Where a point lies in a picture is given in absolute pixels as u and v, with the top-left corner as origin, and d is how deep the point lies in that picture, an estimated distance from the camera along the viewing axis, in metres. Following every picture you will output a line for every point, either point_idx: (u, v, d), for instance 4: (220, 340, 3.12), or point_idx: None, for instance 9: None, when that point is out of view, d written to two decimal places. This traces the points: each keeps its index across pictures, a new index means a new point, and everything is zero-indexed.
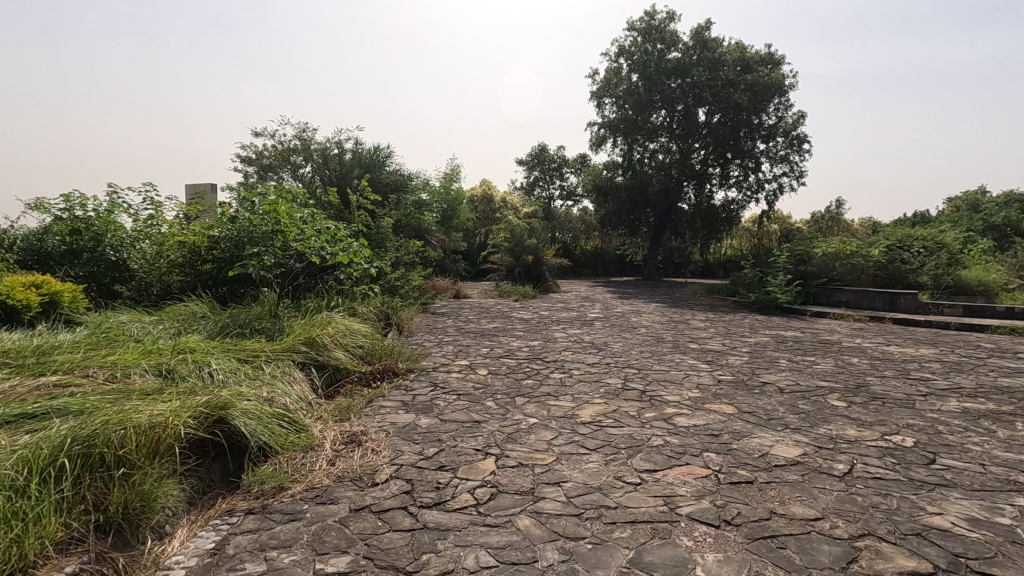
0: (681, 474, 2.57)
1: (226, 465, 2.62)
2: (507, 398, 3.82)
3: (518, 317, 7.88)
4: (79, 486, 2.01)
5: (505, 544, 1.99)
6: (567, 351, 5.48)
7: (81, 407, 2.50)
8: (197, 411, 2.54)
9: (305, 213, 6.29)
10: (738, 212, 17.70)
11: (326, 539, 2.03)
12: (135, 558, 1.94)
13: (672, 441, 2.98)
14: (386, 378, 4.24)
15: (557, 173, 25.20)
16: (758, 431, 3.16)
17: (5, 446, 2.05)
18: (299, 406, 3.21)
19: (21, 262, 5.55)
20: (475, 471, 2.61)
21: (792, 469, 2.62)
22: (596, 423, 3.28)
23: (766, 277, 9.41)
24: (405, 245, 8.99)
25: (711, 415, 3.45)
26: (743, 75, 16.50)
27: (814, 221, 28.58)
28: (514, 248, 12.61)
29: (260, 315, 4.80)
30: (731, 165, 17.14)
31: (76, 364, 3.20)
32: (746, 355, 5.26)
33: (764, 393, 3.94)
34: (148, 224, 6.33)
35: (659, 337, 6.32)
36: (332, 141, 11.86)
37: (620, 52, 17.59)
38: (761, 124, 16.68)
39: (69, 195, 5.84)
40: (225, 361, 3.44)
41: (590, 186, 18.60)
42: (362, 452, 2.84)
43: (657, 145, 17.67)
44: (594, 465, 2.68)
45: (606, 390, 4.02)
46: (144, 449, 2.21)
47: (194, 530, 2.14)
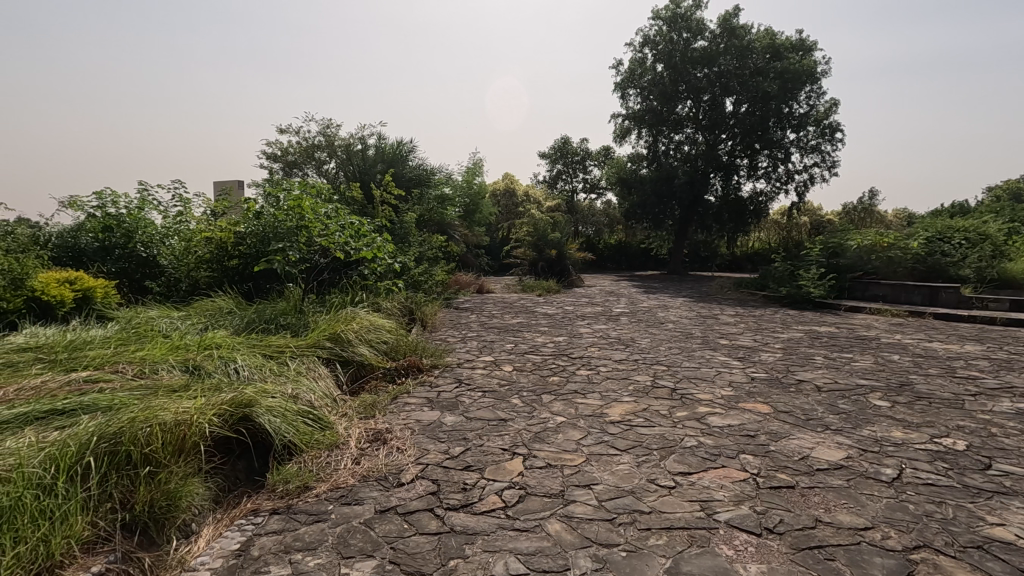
0: (718, 477, 2.45)
1: (251, 463, 2.60)
2: (533, 395, 3.74)
3: (542, 313, 7.79)
4: (105, 484, 1.99)
5: (535, 550, 1.91)
6: (593, 347, 5.36)
7: (109, 404, 2.50)
8: (222, 409, 2.54)
9: (329, 208, 6.30)
10: (767, 204, 17.25)
11: (351, 542, 1.98)
12: (162, 558, 1.92)
13: (706, 442, 2.87)
14: (411, 374, 4.20)
15: (580, 167, 24.94)
16: (796, 432, 3.02)
17: (34, 443, 2.05)
18: (324, 403, 3.18)
19: (55, 259, 5.66)
20: (502, 472, 2.54)
21: (836, 473, 2.48)
22: (626, 422, 3.18)
23: (797, 270, 9.13)
24: (428, 241, 8.97)
25: (746, 414, 3.31)
26: (773, 63, 16.04)
27: (845, 213, 27.80)
28: (537, 242, 12.52)
29: (286, 310, 4.79)
30: (760, 156, 16.72)
31: (106, 359, 3.22)
32: (780, 352, 5.08)
33: (801, 392, 3.78)
34: (178, 220, 6.43)
35: (688, 333, 6.16)
36: (356, 137, 11.91)
37: (644, 42, 17.27)
38: (792, 112, 16.20)
39: (101, 192, 5.93)
40: (251, 357, 3.43)
41: (614, 179, 18.32)
42: (387, 451, 2.79)
43: (683, 136, 17.32)
44: (626, 467, 2.58)
45: (634, 388, 3.91)
46: (169, 447, 2.20)
47: (220, 530, 2.11)
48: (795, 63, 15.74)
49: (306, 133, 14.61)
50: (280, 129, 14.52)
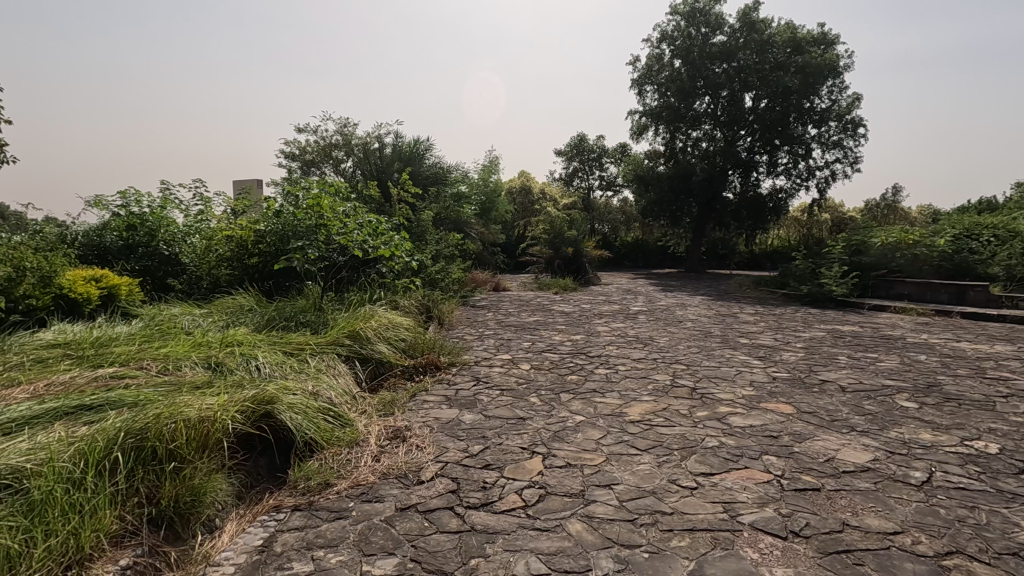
0: (741, 478, 2.42)
1: (272, 459, 2.63)
2: (552, 394, 3.72)
3: (560, 311, 7.75)
4: (133, 479, 2.03)
5: (556, 550, 1.90)
6: (611, 345, 5.32)
7: (135, 399, 2.55)
8: (244, 406, 2.57)
9: (348, 207, 6.35)
10: (787, 202, 16.97)
11: (372, 539, 1.98)
12: (187, 553, 1.95)
13: (728, 443, 2.83)
14: (429, 372, 4.22)
15: (597, 164, 24.80)
16: (821, 433, 2.96)
17: (63, 437, 2.09)
18: (344, 400, 3.21)
19: (82, 257, 5.78)
20: (522, 471, 2.52)
21: (863, 476, 2.43)
22: (646, 422, 3.14)
23: (819, 268, 8.96)
24: (444, 239, 9.00)
25: (769, 415, 3.26)
26: (794, 57, 15.76)
27: (866, 211, 27.35)
28: (553, 240, 12.49)
29: (305, 308, 4.84)
30: (780, 152, 16.45)
31: (131, 356, 3.28)
32: (801, 351, 5.00)
33: (825, 393, 3.71)
34: (199, 219, 6.54)
35: (707, 332, 6.08)
36: (373, 136, 11.99)
37: (662, 37, 17.10)
38: (813, 107, 15.91)
39: (126, 191, 6.05)
40: (271, 354, 3.47)
41: (631, 176, 18.18)
42: (407, 448, 2.80)
43: (701, 133, 17.11)
44: (646, 467, 2.55)
45: (653, 387, 3.86)
46: (193, 443, 2.23)
47: (243, 525, 2.13)
48: (817, 57, 15.46)
49: (324, 131, 14.76)
50: (298, 128, 14.69)
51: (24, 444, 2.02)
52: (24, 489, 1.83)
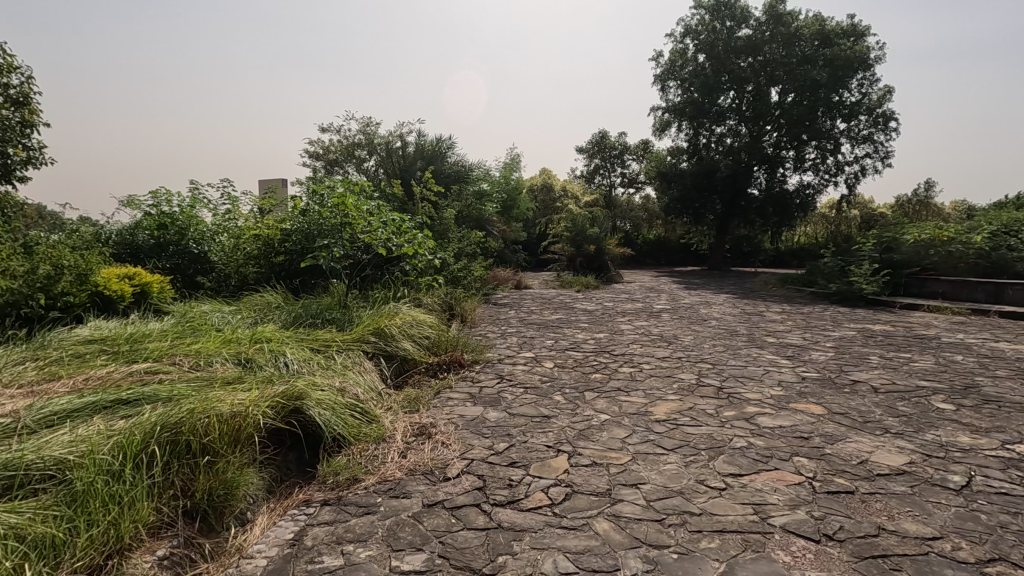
0: (771, 480, 2.37)
1: (301, 455, 2.68)
2: (576, 392, 3.71)
3: (582, 309, 7.71)
4: (168, 472, 2.09)
5: (584, 549, 1.89)
6: (634, 344, 5.27)
7: (169, 394, 2.61)
8: (275, 402, 2.62)
9: (371, 205, 6.42)
10: (814, 198, 16.58)
11: (400, 535, 2.00)
12: (220, 545, 2.00)
13: (757, 443, 2.78)
14: (452, 370, 4.24)
15: (618, 161, 24.61)
16: (853, 435, 2.90)
17: (103, 431, 2.15)
18: (370, 397, 3.24)
19: (116, 255, 5.96)
20: (548, 469, 2.52)
21: (898, 479, 2.37)
22: (671, 422, 3.11)
23: (848, 266, 8.75)
24: (467, 237, 9.03)
25: (798, 415, 3.20)
26: (822, 50, 15.41)
27: (897, 207, 26.69)
28: (575, 237, 12.43)
29: (331, 305, 4.91)
30: (807, 147, 16.10)
31: (164, 352, 3.36)
32: (831, 351, 4.90)
33: (857, 393, 3.62)
34: (227, 218, 6.69)
35: (732, 331, 5.99)
36: (395, 134, 12.12)
37: (686, 32, 16.88)
38: (842, 101, 15.53)
39: (157, 191, 6.21)
40: (298, 351, 3.52)
41: (654, 173, 18.01)
42: (432, 445, 2.82)
43: (725, 128, 16.84)
44: (673, 467, 2.53)
45: (678, 386, 3.82)
46: (226, 438, 2.28)
47: (274, 519, 2.17)
48: (847, 49, 15.08)
49: (347, 131, 14.98)
50: (322, 128, 14.92)
51: (65, 437, 2.09)
52: (67, 480, 1.90)
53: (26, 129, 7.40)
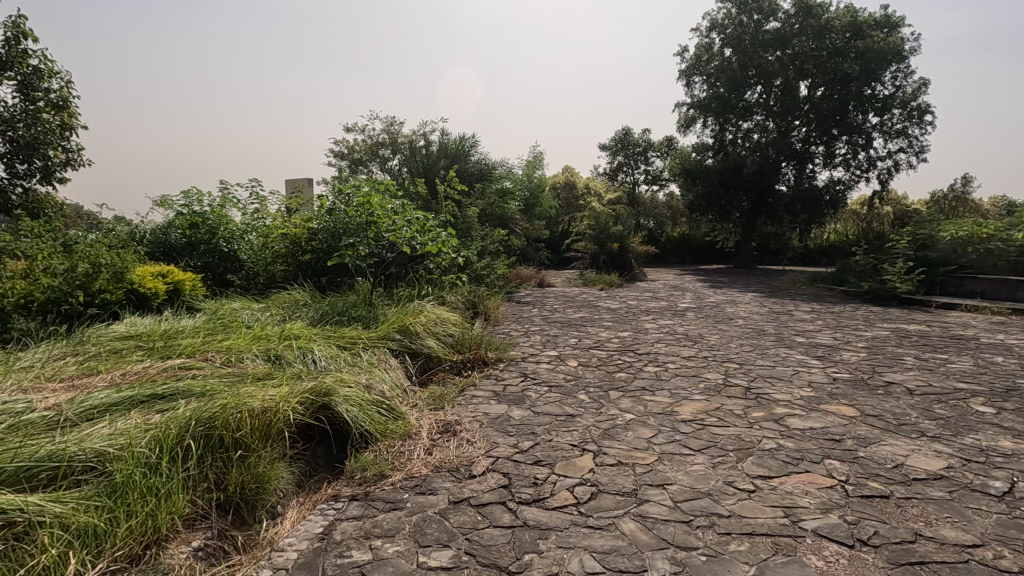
0: (802, 483, 2.32)
1: (329, 450, 2.73)
2: (600, 391, 3.69)
3: (606, 307, 7.66)
4: (202, 465, 2.14)
5: (610, 549, 1.89)
6: (659, 343, 5.21)
7: (202, 390, 2.68)
8: (304, 397, 2.67)
9: (396, 204, 6.49)
10: (845, 194, 16.16)
11: (427, 531, 2.02)
12: (252, 537, 2.05)
13: (787, 445, 2.73)
14: (476, 368, 4.26)
15: (642, 158, 24.37)
16: (887, 437, 2.82)
17: (140, 425, 2.21)
18: (396, 393, 3.28)
19: (150, 254, 6.16)
20: (573, 468, 2.51)
21: (936, 484, 2.30)
22: (698, 422, 3.07)
23: (881, 264, 8.52)
24: (490, 235, 9.05)
25: (829, 417, 3.13)
26: (854, 42, 15.00)
27: (933, 202, 25.91)
28: (598, 235, 12.33)
29: (357, 303, 4.97)
30: (838, 142, 15.70)
31: (197, 348, 3.45)
32: (863, 351, 4.78)
33: (890, 395, 3.53)
34: (255, 217, 6.84)
35: (760, 330, 5.88)
36: (418, 133, 12.24)
37: (712, 26, 16.63)
38: (875, 94, 15.10)
39: (188, 191, 6.39)
40: (326, 348, 3.58)
41: (678, 169, 17.79)
42: (458, 442, 2.84)
43: (752, 124, 16.53)
44: (700, 468, 2.50)
45: (704, 386, 3.77)
46: (257, 432, 2.34)
47: (304, 513, 2.21)
48: (880, 41, 14.66)
49: (371, 131, 15.19)
50: (347, 129, 15.18)
51: (105, 430, 2.16)
52: (106, 471, 1.96)
53: (66, 132, 7.66)
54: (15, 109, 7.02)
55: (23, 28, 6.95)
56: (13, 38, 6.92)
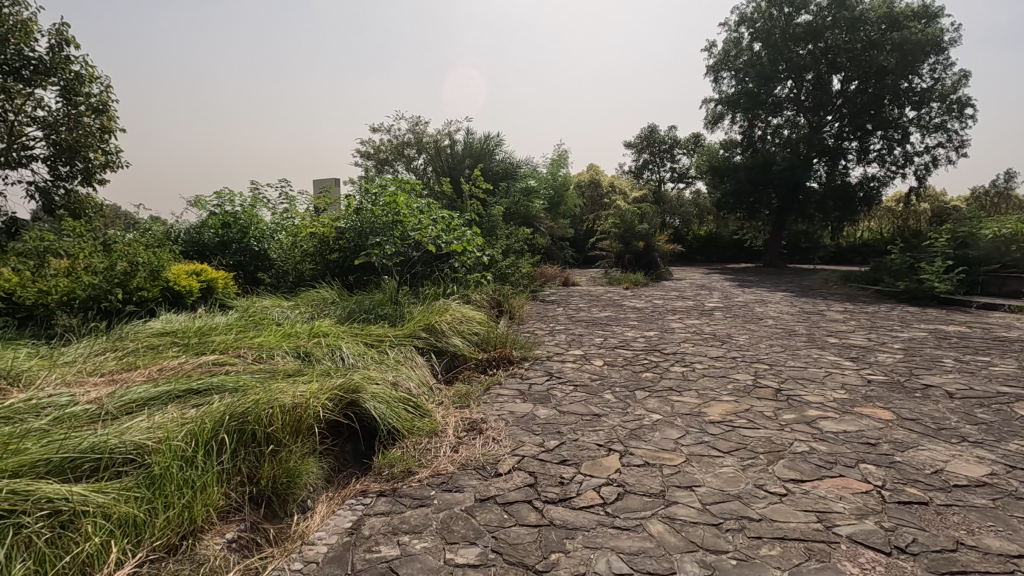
0: (836, 487, 2.27)
1: (358, 446, 2.77)
2: (627, 391, 3.65)
3: (631, 306, 7.60)
4: (236, 459, 2.20)
5: (638, 550, 1.87)
6: (686, 342, 5.14)
7: (235, 385, 2.75)
8: (333, 394, 2.71)
9: (422, 203, 6.55)
10: (879, 191, 15.69)
11: (454, 528, 2.03)
12: (283, 530, 2.09)
13: (820, 448, 2.66)
14: (501, 366, 4.26)
15: (668, 155, 24.06)
16: (926, 442, 2.73)
17: (177, 418, 2.28)
18: (422, 391, 3.31)
19: (184, 253, 6.35)
20: (599, 468, 2.50)
21: (979, 492, 2.21)
22: (727, 423, 3.02)
23: (919, 262, 8.26)
24: (515, 234, 9.06)
25: (864, 420, 3.04)
26: (890, 34, 14.53)
27: (974, 198, 24.97)
28: (624, 234, 12.21)
29: (383, 301, 5.04)
30: (872, 137, 15.26)
31: (230, 344, 3.54)
32: (899, 353, 4.63)
33: (929, 398, 3.41)
34: (284, 217, 6.97)
35: (790, 330, 5.74)
36: (443, 133, 12.34)
37: (741, 20, 16.34)
38: (912, 87, 14.61)
39: (221, 192, 6.56)
40: (354, 345, 3.63)
41: (705, 167, 17.54)
42: (483, 440, 2.85)
43: (782, 119, 16.21)
44: (730, 470, 2.45)
45: (734, 387, 3.70)
46: (288, 428, 2.38)
47: (333, 507, 2.24)
48: (918, 32, 14.16)
49: (397, 131, 15.36)
50: (374, 130, 15.42)
51: (144, 423, 2.24)
52: (145, 464, 2.02)
53: (106, 135, 7.92)
54: (58, 113, 7.30)
55: (66, 35, 7.22)
56: (56, 45, 7.20)
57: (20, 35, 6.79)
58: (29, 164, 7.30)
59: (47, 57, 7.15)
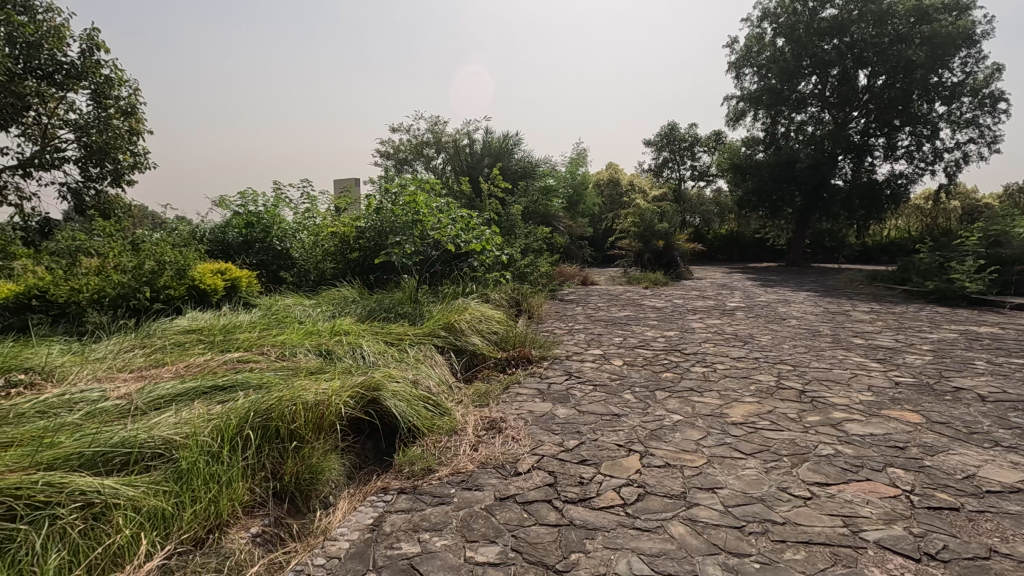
0: (862, 492, 2.22)
1: (378, 444, 2.80)
2: (647, 391, 3.62)
3: (651, 306, 7.54)
4: (260, 455, 2.24)
5: (659, 552, 1.85)
6: (707, 343, 5.08)
7: (260, 382, 2.80)
8: (355, 392, 2.75)
9: (441, 202, 6.57)
10: (907, 188, 15.30)
11: (474, 526, 2.04)
12: (306, 526, 2.12)
13: (845, 451, 2.61)
14: (521, 365, 4.26)
15: (689, 153, 23.80)
16: (956, 446, 2.65)
17: (203, 414, 2.33)
18: (442, 390, 3.32)
19: (209, 252, 6.49)
20: (619, 468, 2.48)
21: (1013, 498, 2.14)
22: (750, 424, 2.98)
23: (949, 262, 8.05)
24: (533, 233, 9.05)
25: (892, 423, 2.97)
26: (919, 27, 14.13)
27: (1007, 196, 24.21)
28: (644, 232, 12.11)
29: (403, 300, 5.08)
30: (900, 133, 14.89)
31: (254, 342, 3.60)
32: (929, 354, 4.51)
33: (960, 401, 3.32)
34: (306, 216, 7.07)
35: (814, 331, 5.64)
36: (462, 133, 12.38)
37: (763, 15, 16.07)
38: (942, 82, 14.21)
39: (245, 192, 6.68)
40: (375, 344, 3.67)
41: (727, 165, 17.32)
42: (503, 439, 2.85)
43: (806, 116, 15.92)
44: (752, 472, 2.42)
45: (756, 388, 3.65)
46: (311, 425, 2.42)
47: (355, 503, 2.27)
48: (949, 25, 13.76)
49: (416, 131, 15.46)
50: (394, 130, 15.57)
51: (172, 418, 2.29)
52: (172, 458, 2.07)
53: (134, 137, 8.13)
54: (89, 117, 7.50)
55: (97, 39, 7.42)
56: (87, 50, 7.40)
57: (54, 40, 7.00)
58: (61, 166, 7.52)
59: (79, 61, 7.36)
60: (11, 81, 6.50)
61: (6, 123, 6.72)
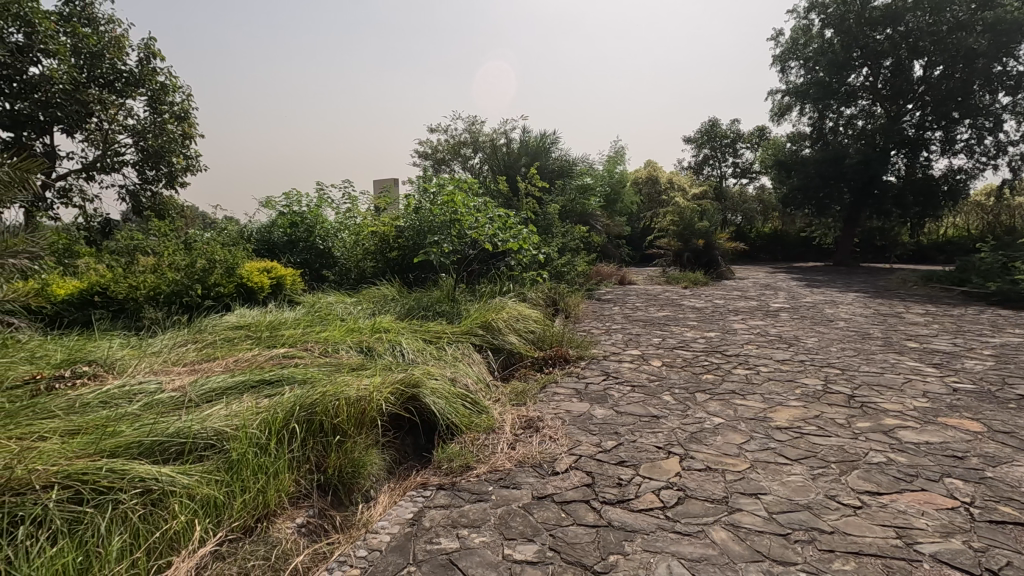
0: (917, 502, 2.12)
1: (418, 440, 2.85)
2: (687, 393, 3.56)
3: (691, 306, 7.38)
4: (305, 447, 2.31)
5: (700, 556, 1.82)
6: (749, 344, 4.95)
7: (304, 377, 2.88)
8: (395, 388, 2.80)
9: (479, 202, 6.58)
10: (967, 184, 14.52)
11: (512, 524, 2.05)
12: (348, 518, 2.17)
13: (898, 460, 2.50)
14: (557, 364, 4.25)
15: (731, 150, 23.19)
16: (1021, 457, 2.51)
17: (252, 407, 2.42)
18: (479, 388, 3.35)
19: (256, 251, 6.72)
20: (658, 470, 2.45)
21: None
22: (795, 429, 2.89)
23: (1014, 262, 7.57)
24: (570, 232, 8.98)
25: (950, 432, 2.82)
26: (981, 13, 13.35)
27: None
28: (683, 231, 11.84)
29: (441, 299, 5.13)
30: (959, 126, 14.15)
31: (298, 338, 3.71)
32: (991, 360, 4.26)
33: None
34: (348, 216, 7.23)
35: (865, 333, 5.41)
36: (499, 132, 12.41)
37: (811, 6, 15.51)
38: (1006, 71, 13.41)
39: (289, 193, 6.89)
40: (414, 341, 3.73)
41: (771, 162, 16.81)
42: (540, 438, 2.85)
43: (857, 109, 15.30)
44: (798, 478, 2.35)
45: (802, 392, 3.53)
46: (353, 419, 2.47)
47: (395, 498, 2.31)
48: (1015, 10, 12.96)
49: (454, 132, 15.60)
50: (432, 131, 15.77)
51: (223, 411, 2.38)
52: (223, 449, 2.16)
53: (187, 141, 8.50)
54: (146, 122, 7.87)
55: (153, 48, 7.78)
56: (145, 58, 7.77)
57: (114, 50, 7.39)
58: (120, 169, 7.92)
59: (137, 69, 7.75)
60: (76, 89, 6.88)
61: (72, 130, 7.10)
